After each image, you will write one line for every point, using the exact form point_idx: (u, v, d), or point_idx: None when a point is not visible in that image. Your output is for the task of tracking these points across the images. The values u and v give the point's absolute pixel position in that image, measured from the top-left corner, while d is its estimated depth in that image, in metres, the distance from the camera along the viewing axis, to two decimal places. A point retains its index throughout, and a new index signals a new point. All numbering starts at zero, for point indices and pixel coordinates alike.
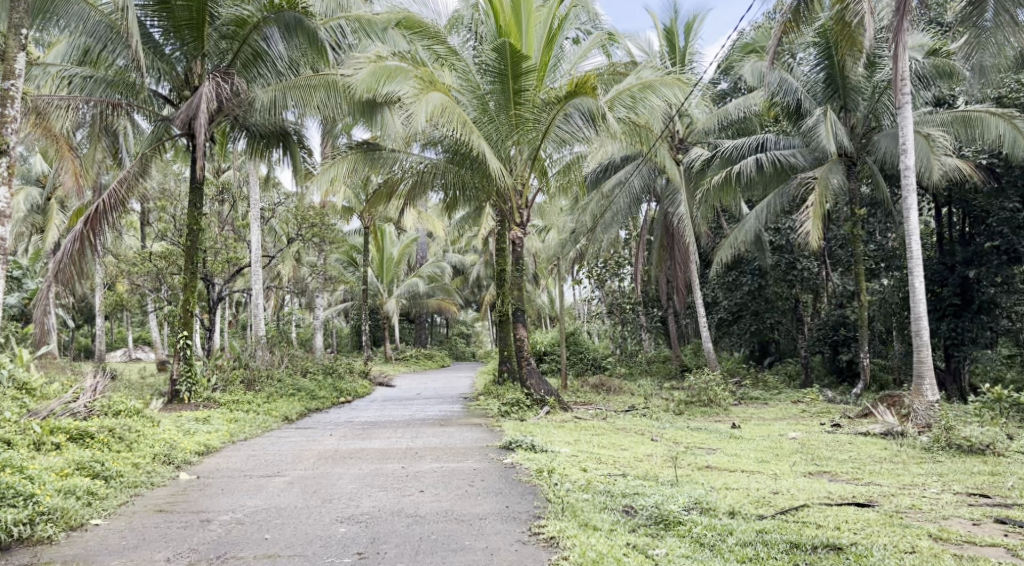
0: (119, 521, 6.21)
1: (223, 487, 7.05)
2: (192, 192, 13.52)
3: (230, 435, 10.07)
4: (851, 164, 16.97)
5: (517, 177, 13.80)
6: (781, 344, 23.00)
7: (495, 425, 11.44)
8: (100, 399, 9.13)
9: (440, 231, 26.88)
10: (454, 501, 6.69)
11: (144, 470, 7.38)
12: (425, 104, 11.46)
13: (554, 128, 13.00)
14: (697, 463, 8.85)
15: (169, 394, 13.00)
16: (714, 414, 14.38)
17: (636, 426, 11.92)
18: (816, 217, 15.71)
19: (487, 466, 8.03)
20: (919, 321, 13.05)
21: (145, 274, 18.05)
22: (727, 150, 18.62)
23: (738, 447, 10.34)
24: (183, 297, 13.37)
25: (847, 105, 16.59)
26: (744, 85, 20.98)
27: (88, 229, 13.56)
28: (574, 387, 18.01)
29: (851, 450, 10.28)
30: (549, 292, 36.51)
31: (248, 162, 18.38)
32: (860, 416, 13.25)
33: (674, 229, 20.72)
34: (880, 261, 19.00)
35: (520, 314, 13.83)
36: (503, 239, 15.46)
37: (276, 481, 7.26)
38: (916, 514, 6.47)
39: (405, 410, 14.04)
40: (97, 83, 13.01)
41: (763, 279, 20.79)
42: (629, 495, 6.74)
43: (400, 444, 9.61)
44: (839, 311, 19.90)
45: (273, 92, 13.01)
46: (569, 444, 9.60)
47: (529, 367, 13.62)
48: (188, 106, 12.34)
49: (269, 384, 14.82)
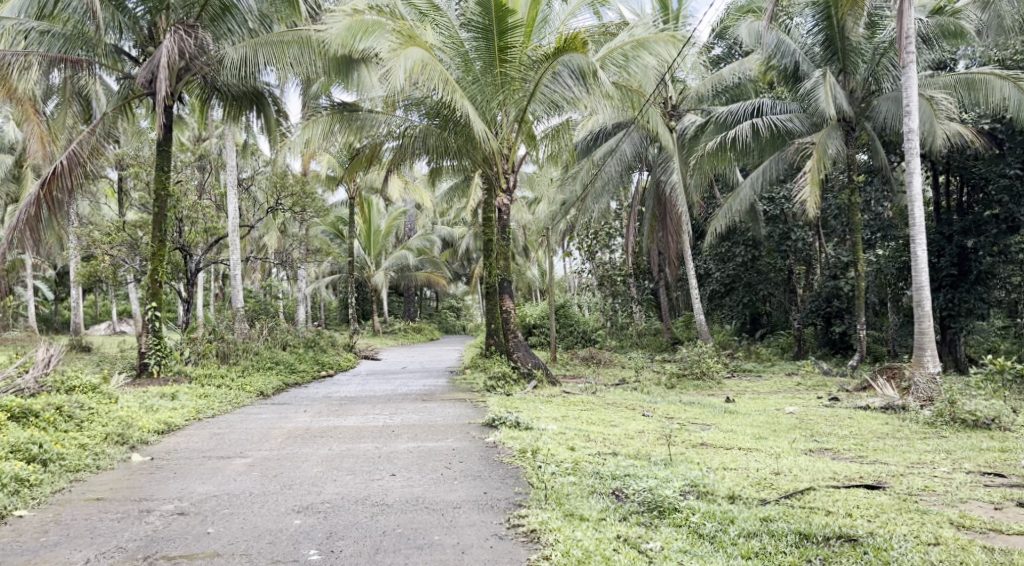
0: (49, 513, 5.63)
1: (174, 470, 6.48)
2: (158, 155, 12.83)
3: (196, 412, 9.48)
4: (850, 130, 16.36)
5: (504, 140, 13.15)
6: (773, 316, 22.60)
7: (479, 400, 10.88)
8: (52, 375, 8.51)
9: (427, 202, 26.11)
10: (427, 487, 6.13)
11: (90, 451, 6.80)
12: (404, 59, 10.75)
13: (542, 88, 12.25)
14: (691, 439, 8.32)
15: (138, 368, 12.41)
16: (707, 388, 13.90)
17: (627, 400, 11.39)
18: (812, 184, 15.15)
19: (466, 446, 7.46)
20: (921, 290, 12.53)
21: (120, 244, 17.38)
22: (721, 115, 17.95)
23: (733, 423, 9.84)
24: (150, 268, 12.73)
25: (846, 68, 15.88)
26: (740, 50, 20.33)
27: (44, 192, 12.93)
28: (563, 360, 17.53)
29: (852, 426, 9.76)
30: (539, 265, 35.86)
31: (226, 126, 17.62)
32: (859, 389, 12.75)
33: (665, 199, 20.10)
34: (876, 231, 18.54)
35: (507, 285, 13.33)
36: (489, 208, 14.81)
37: (235, 463, 6.69)
38: (932, 497, 5.95)
39: (388, 384, 13.55)
40: (55, 38, 12.41)
41: (758, 250, 20.29)
42: (621, 477, 6.20)
43: (377, 421, 9.03)
44: (832, 282, 19.40)
45: (243, 48, 12.21)
46: (557, 420, 9.05)
47: (516, 340, 13.06)
48: (151, 66, 11.57)
49: (246, 357, 14.25)
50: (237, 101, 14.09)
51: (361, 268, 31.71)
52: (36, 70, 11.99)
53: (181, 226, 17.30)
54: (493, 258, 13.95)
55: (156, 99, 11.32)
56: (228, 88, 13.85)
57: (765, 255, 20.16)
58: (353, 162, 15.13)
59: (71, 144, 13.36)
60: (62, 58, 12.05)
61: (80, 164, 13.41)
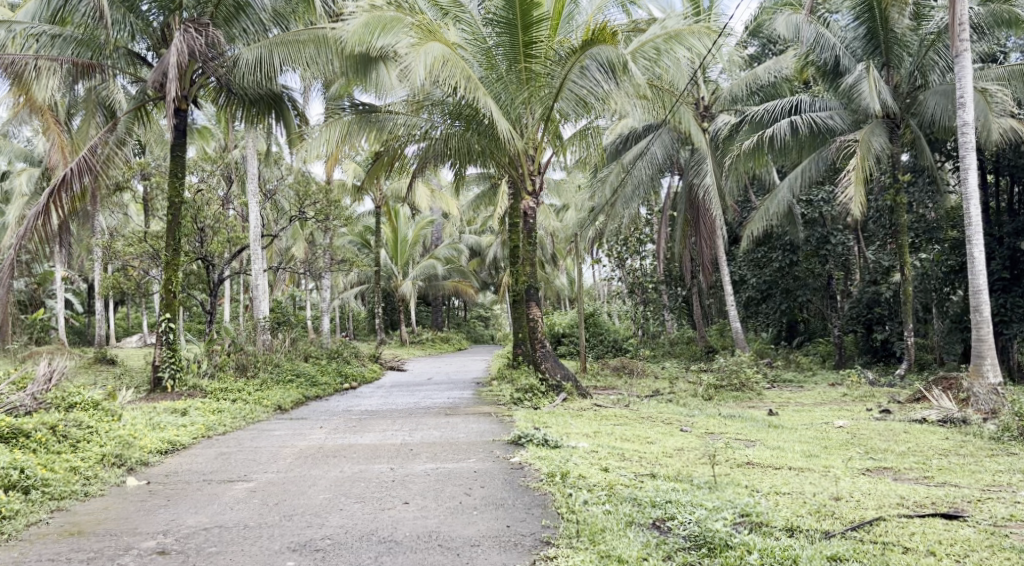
0: (15, 552, 5.10)
1: (167, 497, 5.93)
2: (172, 160, 12.39)
3: (206, 429, 8.95)
4: (894, 126, 15.51)
5: (529, 141, 12.47)
6: (812, 324, 21.69)
7: (506, 414, 10.25)
8: (54, 391, 8.05)
9: (454, 208, 25.58)
10: (443, 519, 5.51)
11: (81, 475, 6.30)
12: (423, 56, 10.19)
13: (569, 85, 11.61)
14: (736, 458, 7.63)
15: (151, 382, 11.94)
16: (748, 400, 13.12)
17: (663, 414, 10.69)
18: (857, 183, 14.34)
19: (489, 467, 6.84)
20: (979, 294, 11.71)
21: (143, 255, 16.70)
22: (756, 113, 17.18)
23: (781, 439, 9.10)
24: (165, 277, 12.26)
25: (889, 61, 15.12)
26: (775, 47, 19.65)
27: (54, 200, 12.58)
28: (593, 370, 16.85)
29: (910, 441, 8.98)
30: (566, 273, 35.26)
31: (248, 133, 17.26)
32: (912, 400, 11.91)
33: (698, 203, 19.28)
34: (921, 234, 17.61)
35: (534, 292, 12.78)
36: (514, 213, 14.17)
37: (235, 489, 6.13)
38: (1022, 530, 5.24)
39: (411, 396, 13.02)
40: (67, 41, 12.03)
41: (795, 254, 19.47)
42: (661, 504, 5.58)
43: (395, 439, 8.42)
44: (873, 287, 18.51)
45: (258, 49, 11.82)
46: (589, 437, 8.38)
47: (544, 350, 12.40)
48: (160, 70, 11.16)
49: (265, 369, 13.71)
50: (254, 105, 13.62)
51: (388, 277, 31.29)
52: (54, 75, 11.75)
53: (202, 236, 16.76)
54: (519, 264, 13.23)
55: (165, 101, 10.89)
56: (244, 92, 13.38)
57: (804, 260, 19.31)
58: (372, 167, 14.58)
59: (84, 149, 12.99)
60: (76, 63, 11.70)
61: (94, 168, 13.05)
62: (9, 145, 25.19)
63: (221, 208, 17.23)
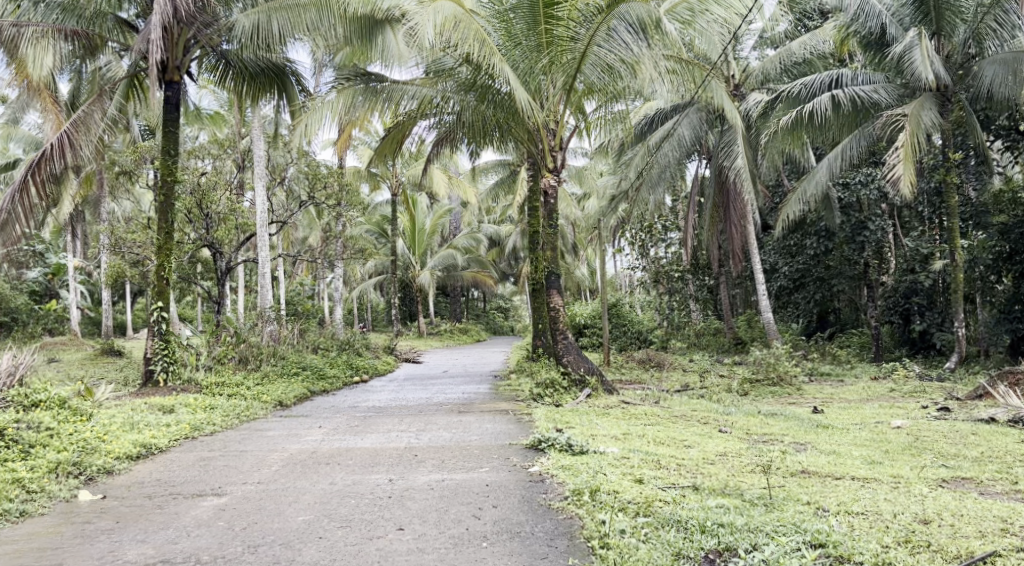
0: None
1: (117, 519, 5.09)
2: (164, 136, 11.49)
3: (192, 429, 8.04)
4: (945, 99, 14.26)
5: (549, 113, 11.49)
6: (844, 315, 20.37)
7: (524, 414, 9.23)
8: (14, 389, 7.21)
9: (473, 196, 24.45)
10: (444, 554, 4.57)
11: (24, 488, 5.48)
12: (432, 14, 9.29)
13: (594, 50, 10.50)
14: (789, 466, 6.60)
15: (142, 377, 11.05)
16: (788, 395, 12.05)
17: (697, 413, 9.64)
18: (905, 161, 13.15)
19: (505, 480, 5.85)
20: None
21: (143, 244, 15.76)
22: (793, 89, 15.98)
23: (834, 442, 8.03)
24: (157, 262, 11.33)
25: (941, 30, 13.89)
26: (812, 22, 18.43)
27: (35, 177, 11.09)
28: (618, 362, 15.84)
29: (983, 445, 7.87)
30: (587, 263, 34.19)
31: (253, 113, 16.36)
32: (972, 396, 10.83)
33: (728, 186, 18.12)
34: (969, 218, 16.38)
35: (554, 280, 11.68)
36: (533, 196, 13.14)
37: (201, 507, 5.25)
38: None
39: (424, 390, 12.07)
40: (51, 8, 11.18)
41: (830, 241, 18.36)
42: (713, 533, 4.66)
43: (400, 441, 7.48)
44: (911, 276, 17.13)
45: (255, 14, 10.87)
46: (618, 441, 7.36)
47: (566, 342, 11.30)
48: (145, 36, 10.34)
49: (269, 362, 12.77)
50: (256, 79, 12.69)
51: (405, 267, 30.33)
52: (44, 44, 10.82)
53: (207, 223, 15.62)
54: (539, 251, 12.17)
55: (150, 69, 9.94)
56: (243, 62, 12.43)
57: (838, 247, 18.18)
58: (381, 146, 13.42)
59: (78, 113, 11.62)
60: (76, 31, 10.95)
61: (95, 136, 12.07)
62: (19, 130, 24.81)
63: (231, 195, 16.01)
